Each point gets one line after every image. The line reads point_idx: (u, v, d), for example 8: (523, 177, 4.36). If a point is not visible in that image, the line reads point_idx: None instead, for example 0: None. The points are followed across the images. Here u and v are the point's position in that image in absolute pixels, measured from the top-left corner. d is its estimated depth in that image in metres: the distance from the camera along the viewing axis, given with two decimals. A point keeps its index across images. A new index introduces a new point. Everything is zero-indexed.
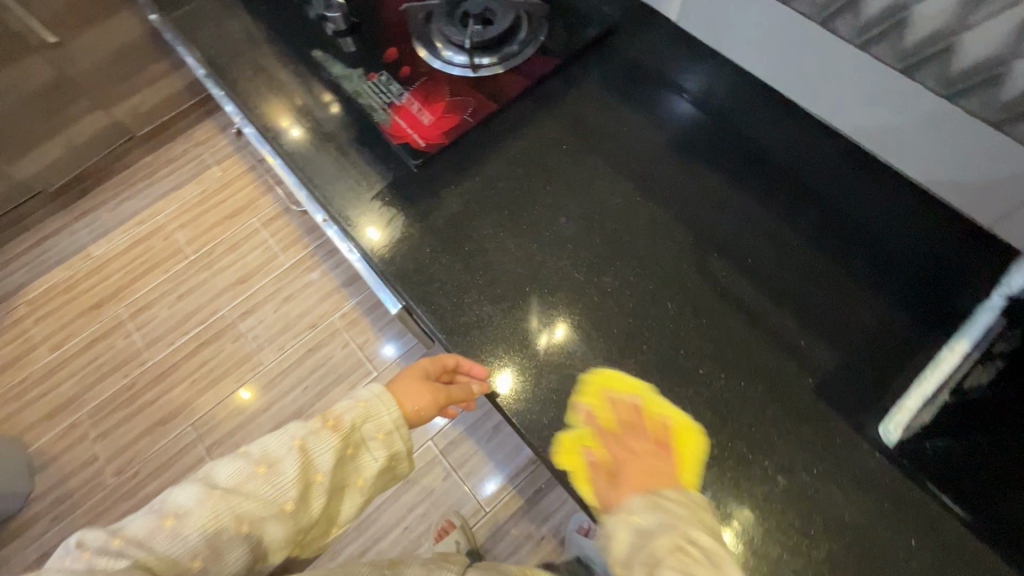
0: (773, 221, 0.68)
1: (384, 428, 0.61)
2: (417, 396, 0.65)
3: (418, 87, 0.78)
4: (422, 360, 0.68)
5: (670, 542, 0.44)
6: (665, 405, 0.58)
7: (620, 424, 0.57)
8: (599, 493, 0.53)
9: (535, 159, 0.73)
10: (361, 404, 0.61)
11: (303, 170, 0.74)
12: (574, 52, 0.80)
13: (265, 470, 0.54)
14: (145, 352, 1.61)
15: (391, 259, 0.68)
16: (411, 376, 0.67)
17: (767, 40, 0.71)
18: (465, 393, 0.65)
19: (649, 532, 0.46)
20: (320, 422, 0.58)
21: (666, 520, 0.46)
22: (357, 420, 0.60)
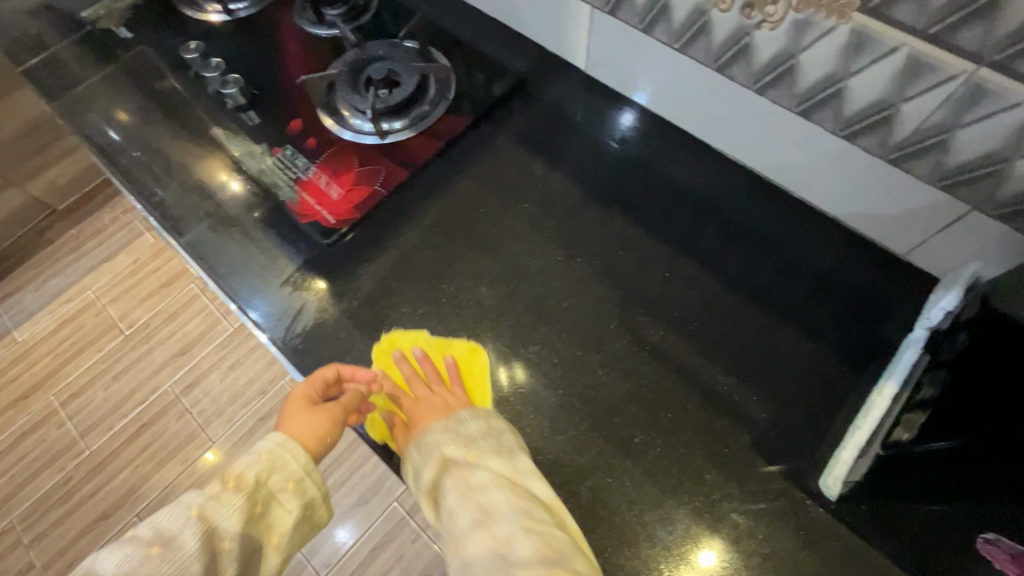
0: (695, 268, 0.67)
1: (294, 476, 0.55)
2: (309, 427, 0.58)
3: (326, 160, 0.75)
4: (297, 388, 0.60)
5: (439, 468, 0.53)
6: (445, 344, 0.63)
7: (409, 376, 0.61)
8: (398, 442, 0.59)
9: (452, 225, 0.70)
10: (263, 456, 0.55)
11: (203, 263, 0.70)
12: (484, 109, 0.78)
13: (161, 547, 0.48)
14: (81, 442, 1.50)
15: (303, 348, 0.64)
16: (297, 407, 0.59)
17: (673, 86, 0.71)
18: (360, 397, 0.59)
19: (420, 475, 0.54)
20: (220, 485, 0.52)
21: (427, 457, 0.54)
22: (262, 474, 0.54)
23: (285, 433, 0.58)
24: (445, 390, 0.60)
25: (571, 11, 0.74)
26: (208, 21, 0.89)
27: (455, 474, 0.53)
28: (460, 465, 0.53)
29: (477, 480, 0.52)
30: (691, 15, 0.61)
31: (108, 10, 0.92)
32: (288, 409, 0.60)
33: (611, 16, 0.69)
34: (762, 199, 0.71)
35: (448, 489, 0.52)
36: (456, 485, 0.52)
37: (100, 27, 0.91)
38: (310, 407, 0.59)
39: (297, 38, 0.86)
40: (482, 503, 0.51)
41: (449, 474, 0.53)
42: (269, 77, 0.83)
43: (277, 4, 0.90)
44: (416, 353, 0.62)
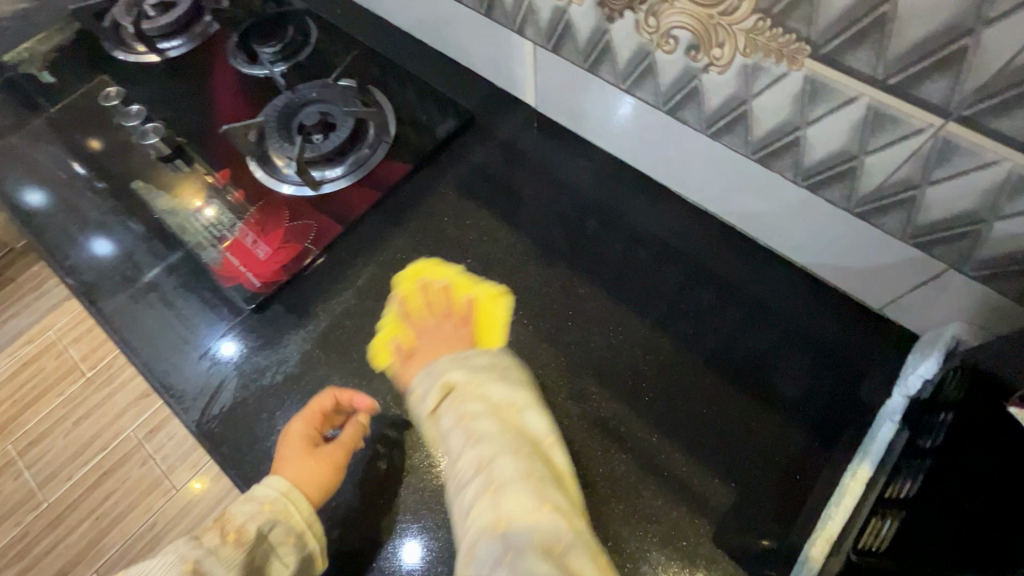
0: (652, 329, 0.61)
1: (295, 530, 0.51)
2: (307, 469, 0.53)
3: (254, 215, 0.69)
4: (290, 425, 0.56)
5: (439, 395, 0.47)
6: (473, 284, 0.64)
7: (422, 304, 0.61)
8: (398, 370, 0.56)
9: (388, 286, 0.65)
10: (265, 507, 0.51)
11: (117, 333, 0.64)
12: (426, 153, 0.73)
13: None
14: (39, 493, 1.44)
15: (220, 432, 0.58)
16: (295, 449, 0.54)
17: (625, 127, 0.66)
18: (356, 429, 0.56)
19: (423, 399, 0.48)
20: (218, 537, 0.49)
21: (432, 377, 0.48)
22: (264, 526, 0.50)
23: (283, 481, 0.52)
24: (461, 324, 0.57)
25: (514, 47, 0.68)
26: (138, 61, 0.84)
27: (453, 398, 0.47)
28: (468, 405, 0.46)
29: (474, 405, 0.46)
30: (636, 55, 0.55)
31: (30, 53, 0.86)
32: (282, 451, 0.54)
33: (554, 54, 0.64)
34: (725, 249, 0.66)
35: (446, 410, 0.46)
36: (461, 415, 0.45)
37: (21, 72, 0.85)
38: (311, 448, 0.54)
39: (229, 79, 0.81)
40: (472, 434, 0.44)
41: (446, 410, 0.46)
42: (198, 124, 0.78)
43: (210, 42, 0.85)
44: (422, 287, 0.63)
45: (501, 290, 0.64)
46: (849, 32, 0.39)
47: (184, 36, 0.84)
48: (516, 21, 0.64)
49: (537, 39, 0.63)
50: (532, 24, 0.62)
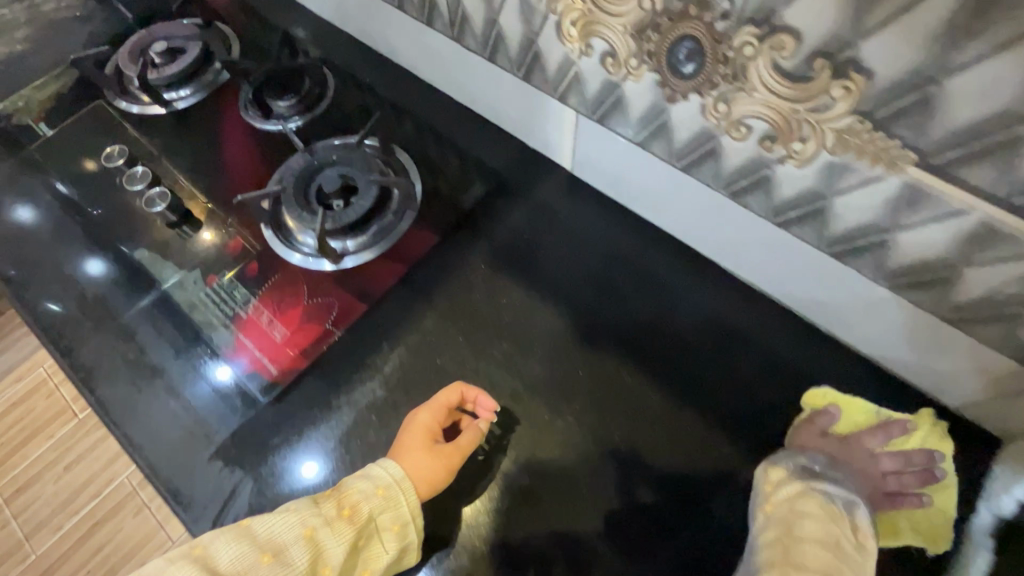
0: (706, 427, 0.56)
1: (401, 518, 0.49)
2: (431, 459, 0.51)
3: (270, 290, 0.64)
4: (418, 412, 0.54)
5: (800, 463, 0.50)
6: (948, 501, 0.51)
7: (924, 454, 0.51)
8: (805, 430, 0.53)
9: (417, 374, 0.59)
10: (380, 489, 0.50)
11: (117, 428, 0.58)
12: (454, 222, 0.67)
13: (271, 558, 0.46)
14: (28, 544, 1.36)
15: None
16: (414, 439, 0.53)
17: (673, 202, 0.61)
18: (476, 431, 0.54)
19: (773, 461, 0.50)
20: (334, 510, 0.48)
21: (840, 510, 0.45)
22: (374, 510, 0.49)
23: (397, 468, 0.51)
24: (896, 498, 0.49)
25: (553, 112, 0.63)
26: (143, 113, 0.79)
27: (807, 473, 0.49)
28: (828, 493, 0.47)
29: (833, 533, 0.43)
30: (698, 136, 0.50)
31: (27, 103, 0.80)
32: (403, 435, 0.53)
33: (599, 124, 0.59)
34: (782, 333, 0.60)
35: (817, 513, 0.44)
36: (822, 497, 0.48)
37: (16, 122, 0.79)
38: (432, 440, 0.53)
39: (241, 133, 0.76)
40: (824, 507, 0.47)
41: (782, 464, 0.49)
42: (207, 185, 0.72)
43: (220, 93, 0.80)
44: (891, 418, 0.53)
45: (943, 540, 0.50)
46: (971, 147, 0.35)
47: (194, 87, 0.80)
48: (558, 88, 0.59)
49: (581, 107, 0.58)
50: (577, 93, 0.57)
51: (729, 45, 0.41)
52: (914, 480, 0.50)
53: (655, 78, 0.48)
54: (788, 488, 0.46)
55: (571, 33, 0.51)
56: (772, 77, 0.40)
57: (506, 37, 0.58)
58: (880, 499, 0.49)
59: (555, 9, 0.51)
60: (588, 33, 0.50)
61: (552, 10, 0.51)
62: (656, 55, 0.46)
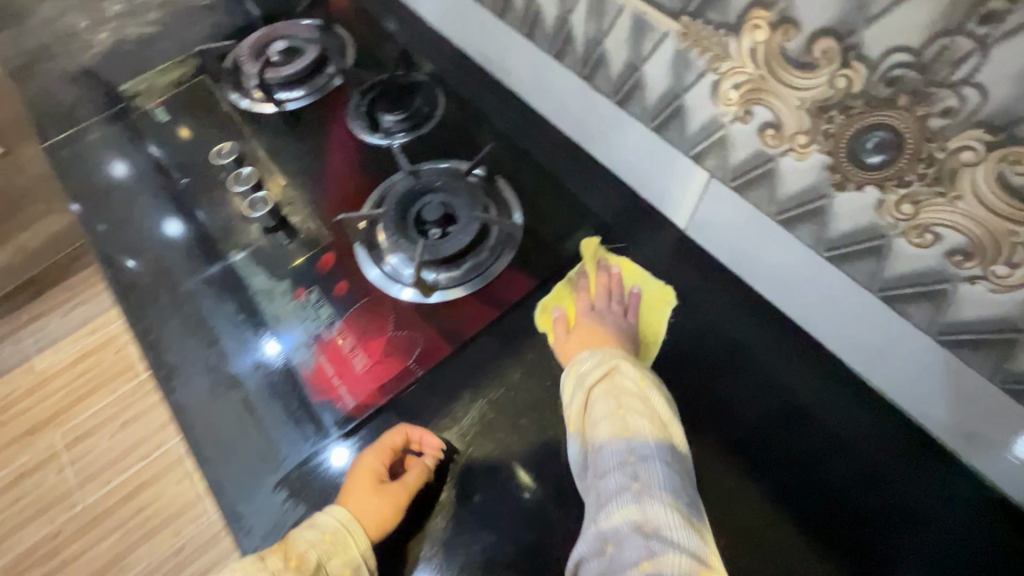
0: (809, 549, 0.49)
1: (352, 563, 0.47)
2: (370, 498, 0.50)
3: (355, 315, 0.61)
4: (363, 455, 0.53)
5: (604, 375, 0.51)
6: (640, 276, 0.63)
7: (601, 284, 0.62)
8: (557, 344, 0.58)
9: (496, 432, 0.55)
10: (326, 535, 0.48)
11: (190, 437, 0.57)
12: (553, 269, 0.63)
13: None
14: (76, 493, 1.42)
15: None
16: (360, 482, 0.51)
17: (801, 286, 0.54)
18: (421, 470, 0.52)
19: (583, 375, 0.52)
20: (281, 562, 0.46)
21: (624, 377, 0.51)
22: (322, 557, 0.47)
23: (342, 508, 0.49)
24: (629, 314, 0.60)
25: (681, 169, 0.58)
26: (251, 109, 0.79)
27: (612, 384, 0.51)
28: (628, 401, 0.50)
29: (634, 419, 0.48)
30: (862, 231, 0.44)
31: (149, 86, 0.83)
32: (349, 478, 0.52)
33: (735, 192, 0.53)
34: (901, 458, 0.53)
35: (603, 419, 0.49)
36: (613, 408, 0.49)
37: (136, 104, 0.81)
38: (378, 480, 0.51)
39: (345, 144, 0.74)
40: (627, 430, 0.48)
41: (596, 387, 0.51)
42: (305, 192, 0.71)
43: (329, 99, 0.79)
44: (579, 277, 0.63)
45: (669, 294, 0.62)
46: None
47: (306, 87, 0.79)
48: (695, 147, 0.54)
49: (718, 171, 0.53)
50: (717, 156, 0.52)
51: (941, 145, 0.35)
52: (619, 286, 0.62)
53: (826, 160, 0.42)
54: (574, 403, 0.51)
55: (730, 95, 0.46)
56: (992, 189, 0.34)
57: (647, 86, 0.54)
58: (620, 323, 0.59)
59: (716, 68, 0.45)
60: (750, 99, 0.45)
61: (713, 68, 0.46)
62: (834, 138, 0.41)
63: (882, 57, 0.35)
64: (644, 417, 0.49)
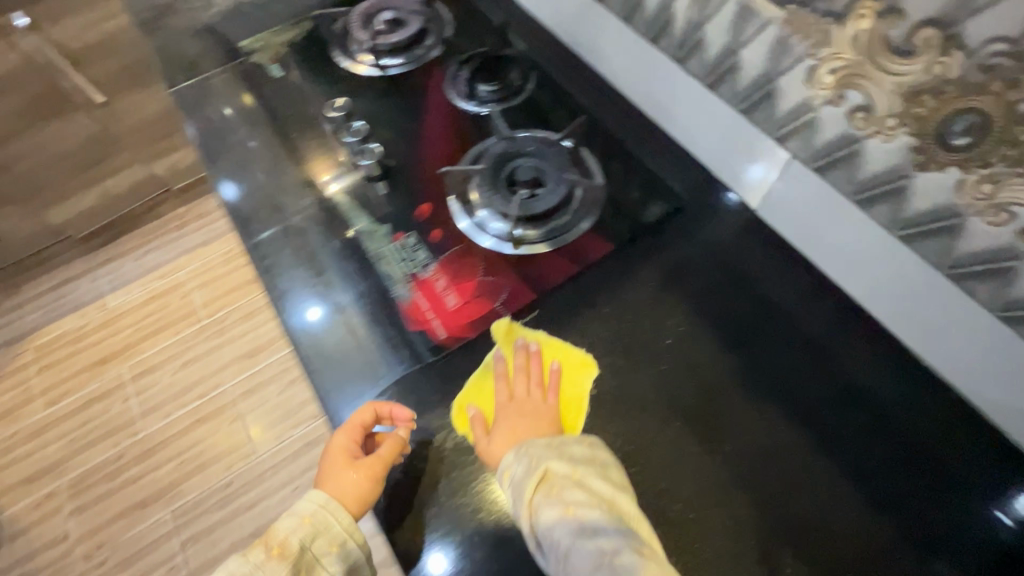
0: (838, 481, 0.55)
1: (337, 539, 0.55)
2: (344, 479, 0.56)
3: (448, 259, 0.68)
4: (335, 437, 0.59)
5: (539, 480, 0.51)
6: (561, 348, 0.62)
7: (517, 367, 0.61)
8: (478, 444, 0.57)
9: (572, 372, 0.61)
10: (306, 519, 0.56)
11: (299, 350, 0.64)
12: (631, 235, 0.69)
13: None
14: (138, 422, 1.53)
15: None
16: (336, 461, 0.57)
17: (866, 264, 0.59)
18: (397, 441, 0.57)
19: (519, 485, 0.52)
20: (264, 552, 0.53)
21: (557, 474, 0.52)
22: (305, 539, 0.55)
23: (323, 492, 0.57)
24: (551, 396, 0.59)
25: (762, 151, 0.63)
26: (349, 68, 0.87)
27: (550, 487, 0.51)
28: (572, 495, 0.50)
29: (586, 513, 0.49)
30: (938, 210, 0.48)
31: (265, 45, 0.91)
32: (325, 461, 0.58)
33: (814, 173, 0.58)
34: (947, 445, 0.57)
35: (558, 523, 0.48)
36: (563, 509, 0.49)
37: (254, 59, 0.90)
38: (351, 459, 0.57)
39: (441, 110, 0.81)
40: (584, 525, 0.48)
41: (538, 495, 0.50)
42: (404, 150, 0.78)
43: (427, 68, 0.86)
44: (496, 359, 0.62)
45: (591, 363, 0.62)
46: None
47: (405, 57, 0.86)
48: (781, 129, 0.58)
49: (800, 153, 0.58)
50: (802, 138, 0.57)
51: None
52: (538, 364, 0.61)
53: (912, 142, 0.47)
54: (523, 518, 0.50)
55: (825, 80, 0.51)
56: None
57: (741, 70, 0.59)
58: (542, 407, 0.58)
59: (816, 54, 0.50)
60: (846, 83, 0.49)
61: (812, 54, 0.51)
62: (923, 121, 0.45)
63: (982, 45, 0.39)
64: (592, 506, 0.49)
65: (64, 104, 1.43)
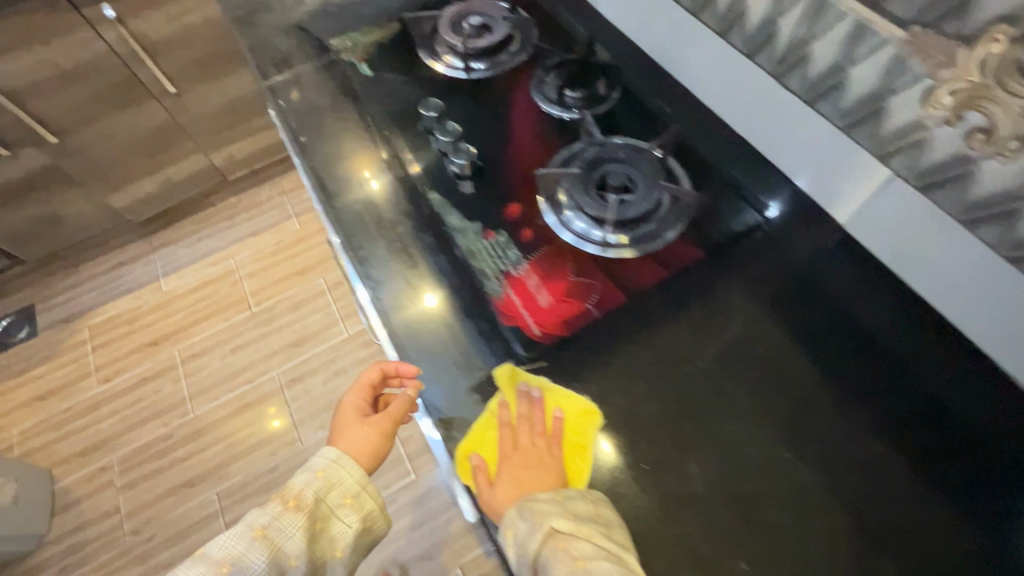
0: (928, 491, 0.56)
1: (351, 492, 0.60)
2: (354, 433, 0.63)
3: (540, 259, 0.70)
4: (348, 397, 0.67)
5: (543, 539, 0.50)
6: (564, 395, 0.62)
7: (521, 415, 0.61)
8: (481, 495, 0.58)
9: (664, 374, 0.63)
10: (319, 474, 0.59)
11: (397, 340, 0.67)
12: (717, 245, 0.71)
13: (230, 567, 0.55)
14: (188, 403, 1.58)
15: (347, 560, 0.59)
16: (348, 416, 0.65)
17: (967, 285, 0.59)
18: (402, 400, 0.63)
19: (524, 542, 0.51)
20: (280, 504, 0.57)
21: (560, 527, 0.51)
22: (320, 492, 0.58)
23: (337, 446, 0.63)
24: (554, 446, 0.59)
25: (860, 169, 0.64)
26: (434, 69, 0.89)
27: (556, 542, 0.50)
28: (579, 550, 0.49)
29: (596, 566, 0.48)
30: None
31: (353, 44, 0.94)
32: (340, 417, 0.66)
33: (917, 194, 0.59)
34: None
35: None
36: (572, 565, 0.48)
37: (343, 58, 0.93)
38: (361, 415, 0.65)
39: (529, 114, 0.83)
40: None
41: (545, 550, 0.50)
42: (492, 150, 0.80)
43: (514, 73, 0.88)
44: (500, 407, 0.62)
45: (596, 412, 0.61)
46: None
47: (487, 62, 0.89)
48: (885, 148, 0.59)
49: (904, 172, 0.59)
50: (908, 156, 0.57)
51: None
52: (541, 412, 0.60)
53: None
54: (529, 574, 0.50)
55: (943, 100, 0.52)
56: None
57: (847, 87, 0.60)
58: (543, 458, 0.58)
59: (936, 75, 0.51)
60: (965, 105, 0.51)
61: (930, 75, 0.52)
62: None
63: None
64: (601, 558, 0.48)
65: (138, 93, 1.49)
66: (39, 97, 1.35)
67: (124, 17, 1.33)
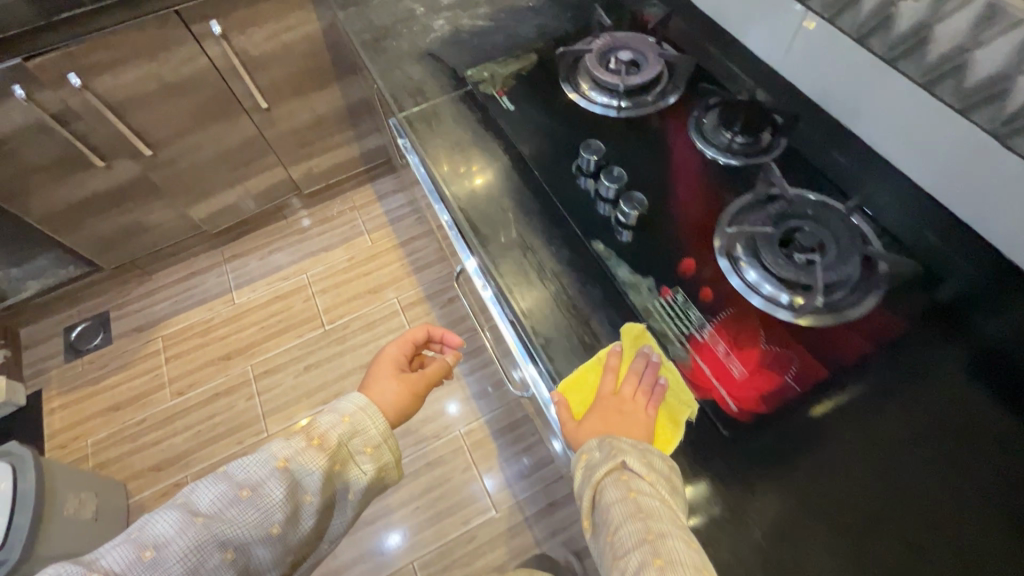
0: None
1: (372, 442, 0.63)
2: (388, 380, 0.72)
3: (726, 322, 0.65)
4: (391, 352, 0.77)
5: (612, 468, 0.53)
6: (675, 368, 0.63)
7: (632, 369, 0.63)
8: (565, 418, 0.62)
9: (882, 466, 0.57)
10: (345, 418, 0.63)
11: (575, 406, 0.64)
12: (917, 317, 0.66)
13: (250, 492, 0.56)
14: (262, 422, 1.55)
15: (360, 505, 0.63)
16: (384, 365, 0.75)
17: None
18: (443, 365, 0.77)
19: (593, 466, 0.55)
20: (304, 440, 0.59)
21: (625, 461, 0.54)
22: (345, 435, 0.62)
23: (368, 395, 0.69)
24: (654, 407, 0.60)
25: None
26: (580, 104, 0.85)
27: (620, 475, 0.53)
28: (639, 486, 0.52)
29: (647, 500, 0.50)
30: None
31: (491, 75, 0.91)
32: (377, 367, 0.74)
33: None
34: None
35: (615, 501, 0.51)
36: (625, 493, 0.51)
37: (481, 89, 0.89)
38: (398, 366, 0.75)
39: (688, 158, 0.79)
40: (643, 510, 0.50)
41: (603, 476, 0.53)
42: (655, 197, 0.75)
43: (667, 114, 0.84)
44: (611, 356, 0.64)
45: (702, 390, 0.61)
46: None
47: (632, 102, 0.85)
48: None
49: None
50: None
51: None
52: (649, 373, 0.62)
53: None
54: (586, 492, 0.54)
55: None
56: None
57: None
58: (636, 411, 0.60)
59: None
60: None
61: None
62: None
63: None
64: (655, 496, 0.51)
65: (231, 107, 1.48)
66: (139, 110, 1.34)
67: (229, 33, 1.31)
